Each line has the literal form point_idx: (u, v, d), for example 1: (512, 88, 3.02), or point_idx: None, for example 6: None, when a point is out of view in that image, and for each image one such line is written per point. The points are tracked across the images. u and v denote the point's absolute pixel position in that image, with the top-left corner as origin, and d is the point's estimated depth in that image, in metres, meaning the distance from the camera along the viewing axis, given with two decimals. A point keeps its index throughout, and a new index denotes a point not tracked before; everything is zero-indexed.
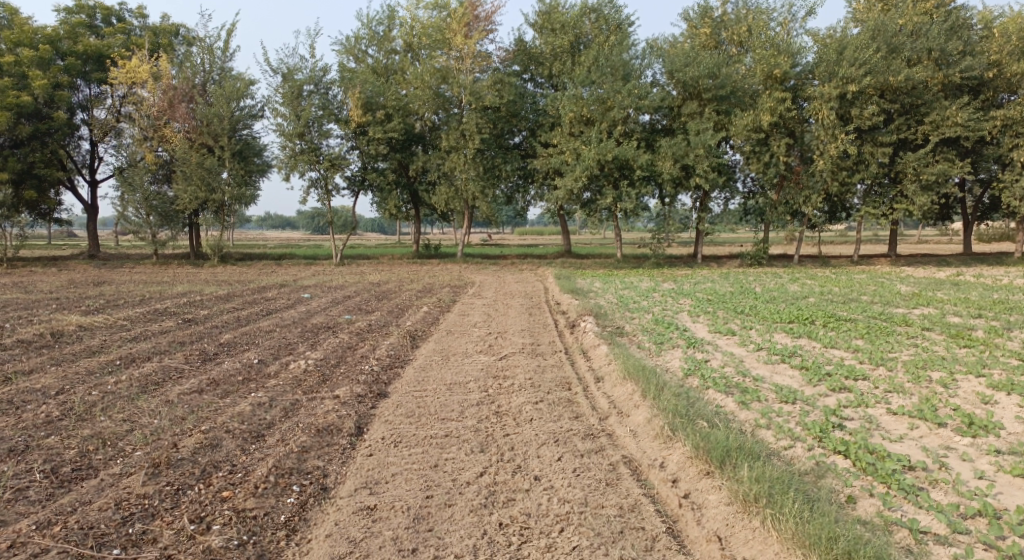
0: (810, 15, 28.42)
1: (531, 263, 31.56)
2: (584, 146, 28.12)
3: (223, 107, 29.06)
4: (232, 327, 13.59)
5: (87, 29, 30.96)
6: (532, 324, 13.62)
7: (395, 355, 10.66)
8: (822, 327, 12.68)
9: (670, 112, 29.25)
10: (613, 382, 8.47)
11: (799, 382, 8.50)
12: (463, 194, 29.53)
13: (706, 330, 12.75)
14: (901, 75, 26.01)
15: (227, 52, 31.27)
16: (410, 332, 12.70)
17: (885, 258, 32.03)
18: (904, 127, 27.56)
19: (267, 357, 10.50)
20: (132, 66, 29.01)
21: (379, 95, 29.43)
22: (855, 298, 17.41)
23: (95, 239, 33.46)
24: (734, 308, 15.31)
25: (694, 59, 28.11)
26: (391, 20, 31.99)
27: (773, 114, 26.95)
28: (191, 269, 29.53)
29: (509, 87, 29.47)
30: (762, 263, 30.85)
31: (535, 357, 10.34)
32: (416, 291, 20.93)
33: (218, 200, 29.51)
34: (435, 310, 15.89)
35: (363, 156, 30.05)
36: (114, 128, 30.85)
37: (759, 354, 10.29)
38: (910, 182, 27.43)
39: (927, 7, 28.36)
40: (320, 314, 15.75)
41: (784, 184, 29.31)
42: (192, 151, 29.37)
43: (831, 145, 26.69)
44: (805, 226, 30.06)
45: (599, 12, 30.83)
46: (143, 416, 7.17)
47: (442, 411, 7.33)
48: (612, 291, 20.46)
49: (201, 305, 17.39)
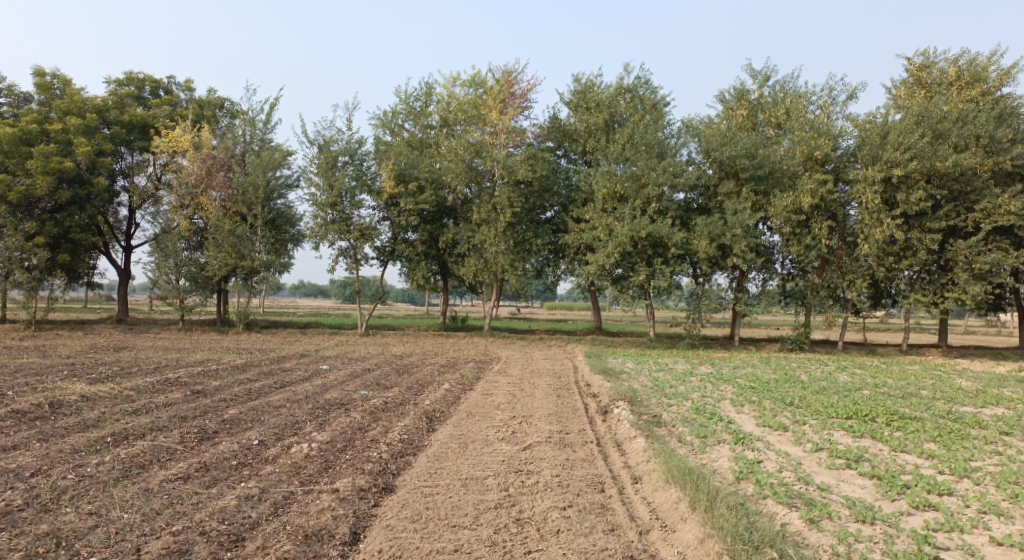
0: (851, 99, 28.06)
1: (560, 340, 30.57)
2: (617, 223, 27.56)
3: (260, 176, 29.54)
4: (240, 401, 12.82)
5: (135, 100, 32.13)
6: (560, 409, 12.55)
7: (408, 439, 9.67)
8: (885, 426, 11.37)
9: (706, 190, 28.71)
10: (653, 485, 7.34)
11: (873, 495, 7.32)
12: (492, 267, 29.01)
13: (753, 424, 11.53)
14: (949, 161, 25.01)
15: (267, 124, 32.01)
16: (427, 412, 11.73)
17: (936, 348, 30.26)
18: (953, 214, 26.32)
19: (270, 437, 9.64)
20: (175, 135, 29.60)
21: (413, 167, 29.57)
22: (914, 392, 15.93)
23: (125, 303, 33.63)
24: (781, 398, 14.07)
25: (731, 138, 27.67)
26: (429, 96, 32.62)
27: (814, 196, 26.19)
28: (215, 335, 29.23)
29: (543, 162, 29.37)
30: (803, 348, 29.37)
31: (563, 448, 9.26)
32: (439, 366, 20.00)
33: (248, 268, 29.46)
34: (457, 388, 14.92)
35: (394, 228, 29.94)
36: (152, 195, 31.43)
37: (820, 457, 9.09)
38: (961, 270, 26.02)
39: (971, 94, 27.77)
40: (335, 388, 14.92)
41: (825, 267, 28.21)
42: (226, 219, 29.64)
43: (875, 229, 25.71)
44: (848, 310, 28.71)
45: (633, 92, 30.95)
46: (113, 508, 6.34)
47: (453, 515, 6.29)
48: (646, 373, 19.26)
49: (214, 375, 16.73)
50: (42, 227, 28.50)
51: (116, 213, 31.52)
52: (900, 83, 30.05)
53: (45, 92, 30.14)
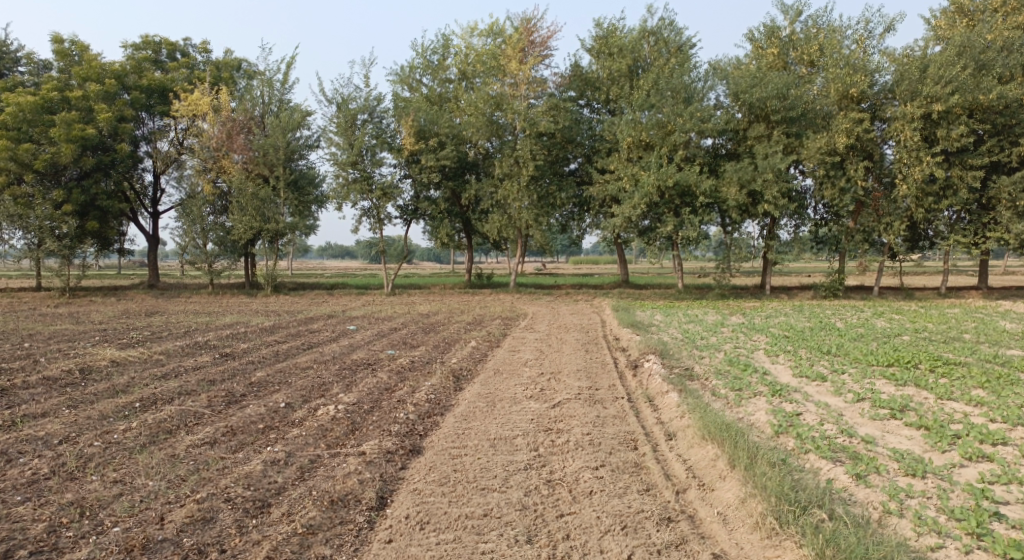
0: (889, 31, 26.54)
1: (587, 294, 30.22)
2: (643, 172, 26.81)
3: (279, 137, 29.27)
4: (268, 364, 12.81)
5: (152, 64, 31.84)
6: (589, 364, 12.28)
7: (436, 399, 9.50)
8: (929, 373, 10.88)
9: (735, 135, 27.70)
10: (688, 442, 7.06)
11: (921, 446, 6.95)
12: (516, 222, 28.55)
13: (790, 374, 11.15)
14: (993, 93, 23.63)
15: (285, 84, 31.57)
16: (454, 371, 11.57)
17: (976, 290, 29.28)
18: (996, 149, 25.01)
19: (296, 400, 9.56)
20: (194, 98, 29.34)
21: (433, 123, 28.98)
22: (956, 336, 15.32)
23: (155, 269, 34.04)
24: (817, 347, 13.63)
25: (761, 79, 26.50)
26: (446, 48, 31.73)
27: (849, 136, 25.08)
28: (244, 299, 29.48)
29: (565, 112, 28.53)
30: (838, 296, 28.62)
31: (593, 405, 9.01)
32: (465, 323, 19.84)
33: (272, 231, 29.48)
34: (483, 346, 14.74)
35: (416, 185, 29.59)
36: (175, 160, 31.40)
37: (862, 408, 8.69)
38: (1005, 209, 24.86)
39: (1019, 21, 26.07)
40: (362, 349, 14.85)
41: (861, 211, 27.21)
42: (249, 181, 29.53)
43: (915, 169, 24.62)
44: (885, 255, 27.78)
45: (658, 35, 29.74)
46: (138, 476, 6.30)
47: (482, 477, 6.10)
48: (676, 325, 18.87)
49: (243, 337, 16.80)
50: (69, 195, 28.72)
51: (140, 179, 31.62)
52: (941, 13, 28.30)
53: (64, 59, 29.96)
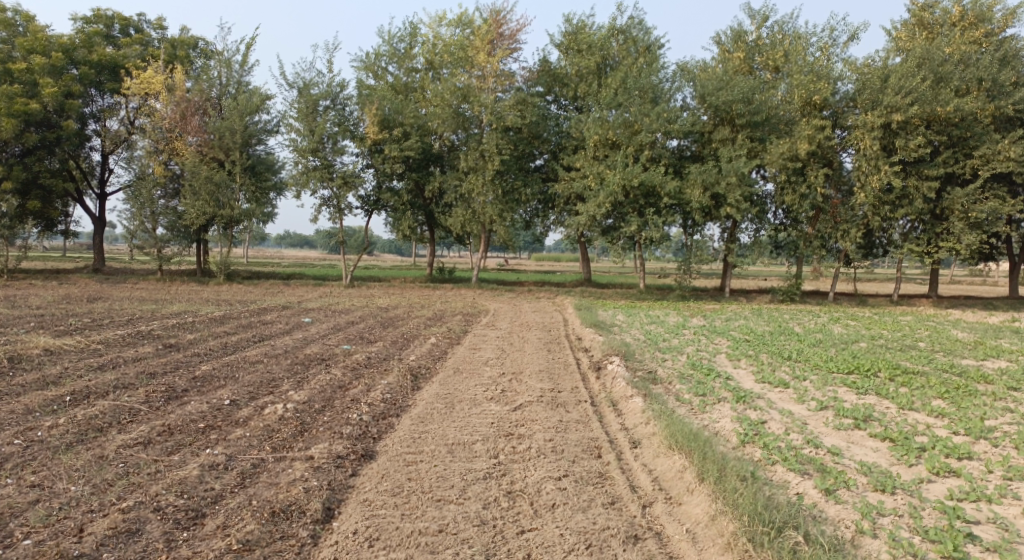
0: (852, 41, 26.98)
1: (549, 291, 29.99)
2: (608, 171, 26.69)
3: (237, 121, 28.22)
4: (214, 356, 12.15)
5: (103, 38, 30.33)
6: (551, 365, 11.98)
7: (391, 399, 9.07)
8: (888, 382, 10.91)
9: (700, 137, 27.82)
10: (654, 450, 6.81)
11: (887, 459, 6.86)
12: (480, 217, 28.12)
13: (752, 380, 11.06)
14: (950, 106, 24.19)
15: (244, 66, 30.46)
16: (411, 369, 11.13)
17: (926, 299, 30.05)
18: (951, 161, 25.65)
19: (243, 397, 9.00)
20: (146, 77, 28.14)
21: (397, 113, 28.33)
22: (912, 344, 15.51)
23: (101, 253, 32.50)
24: (778, 352, 13.62)
25: (727, 83, 26.64)
26: (413, 37, 31.07)
27: (811, 143, 25.40)
28: (195, 286, 28.36)
29: (532, 107, 28.23)
30: (795, 300, 29.03)
31: (555, 409, 8.71)
32: (425, 319, 19.36)
33: (226, 217, 28.44)
34: (443, 343, 14.34)
35: (378, 175, 28.89)
36: (125, 140, 30.00)
37: (826, 416, 8.61)
38: (957, 220, 25.54)
39: (975, 37, 26.77)
40: (316, 343, 14.26)
41: (819, 217, 27.65)
42: (203, 164, 28.40)
43: (873, 177, 25.09)
44: (841, 261, 28.25)
45: (627, 34, 29.68)
46: (59, 480, 5.72)
47: (438, 487, 5.72)
48: (638, 325, 18.76)
49: (190, 328, 16.00)
50: (8, 172, 27.14)
51: (87, 158, 30.11)
52: (902, 25, 28.91)
53: (6, 29, 28.26)
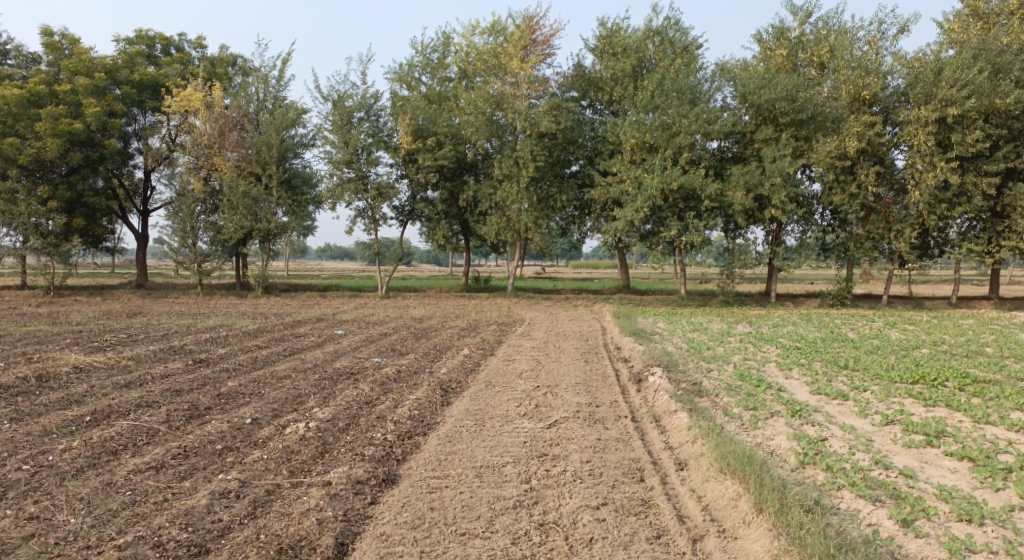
0: (902, 33, 25.74)
1: (586, 299, 29.28)
2: (646, 174, 25.95)
3: (273, 135, 28.35)
4: (243, 372, 11.88)
5: (146, 59, 30.94)
6: (589, 377, 11.35)
7: (419, 416, 8.60)
8: (958, 392, 9.97)
9: (741, 137, 26.85)
10: (703, 473, 6.17)
11: (969, 482, 6.08)
12: (515, 224, 27.63)
13: (807, 392, 10.24)
14: (1011, 97, 22.77)
15: (280, 81, 30.69)
16: (442, 383, 10.64)
17: (987, 301, 28.34)
18: (1013, 155, 24.17)
19: (265, 415, 8.64)
20: (186, 94, 28.36)
21: (431, 122, 28.14)
22: (979, 351, 14.37)
23: (144, 268, 33.12)
24: (833, 360, 12.73)
25: (769, 81, 25.67)
26: (446, 46, 30.92)
27: (861, 140, 24.20)
28: (233, 300, 28.57)
29: (567, 112, 27.68)
30: (846, 304, 27.70)
31: (593, 426, 8.10)
32: (460, 329, 18.91)
33: (263, 230, 28.63)
34: (476, 354, 13.83)
35: (412, 185, 28.67)
36: (166, 157, 30.51)
37: (892, 432, 7.80)
38: (1021, 216, 23.98)
39: None
40: (347, 356, 13.92)
41: (870, 217, 26.37)
42: (240, 179, 28.67)
43: (927, 174, 23.80)
44: (894, 263, 26.86)
45: (663, 35, 28.92)
46: (60, 511, 5.42)
47: (462, 519, 5.27)
48: (680, 334, 17.95)
49: (223, 342, 15.85)
50: (54, 191, 27.80)
51: (130, 176, 30.68)
52: (955, 15, 27.47)
53: (53, 52, 29.11)
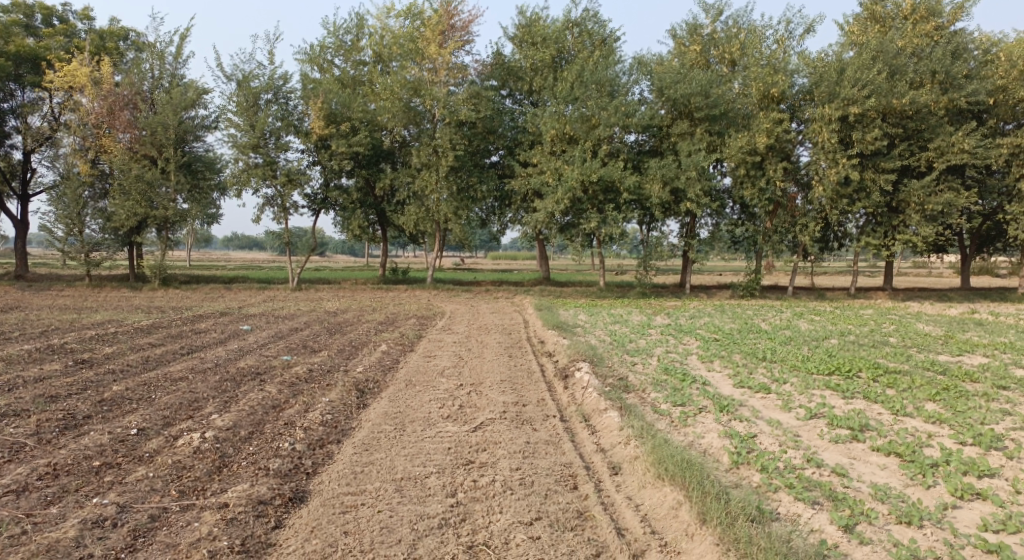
0: (808, 34, 26.78)
1: (507, 291, 28.93)
2: (566, 166, 25.83)
3: (170, 115, 26.12)
4: (132, 374, 10.66)
5: (23, 29, 27.83)
6: (514, 374, 10.93)
7: (332, 421, 7.87)
8: (872, 383, 10.22)
9: (658, 131, 27.18)
10: (639, 478, 5.93)
11: (899, 479, 6.10)
12: (434, 214, 26.88)
13: (730, 385, 10.22)
14: (906, 98, 24.15)
15: (179, 58, 28.41)
16: (358, 383, 9.89)
17: (882, 291, 30.11)
18: (907, 153, 25.75)
19: (155, 425, 7.65)
20: (70, 69, 25.85)
21: (345, 107, 26.92)
22: (883, 340, 15.00)
23: (23, 258, 30.04)
24: (752, 352, 12.88)
25: (684, 76, 26.08)
26: (360, 28, 29.61)
27: (770, 136, 25.02)
28: (127, 293, 26.33)
29: (487, 101, 27.14)
30: (755, 296, 28.70)
31: (520, 428, 7.67)
32: (376, 323, 18.07)
33: (160, 218, 26.50)
34: (395, 350, 13.12)
35: (326, 172, 27.31)
36: (49, 137, 27.68)
37: (818, 427, 7.81)
38: (913, 212, 25.52)
39: (927, 30, 26.80)
40: (252, 354, 12.85)
41: (778, 211, 27.38)
42: (133, 162, 26.37)
43: (830, 171, 24.89)
44: (800, 256, 28.05)
45: (582, 26, 28.84)
46: None
47: (380, 545, 4.71)
48: (602, 326, 17.85)
49: (110, 340, 14.34)
50: None
51: (6, 157, 27.66)
52: (854, 19, 28.84)
53: None
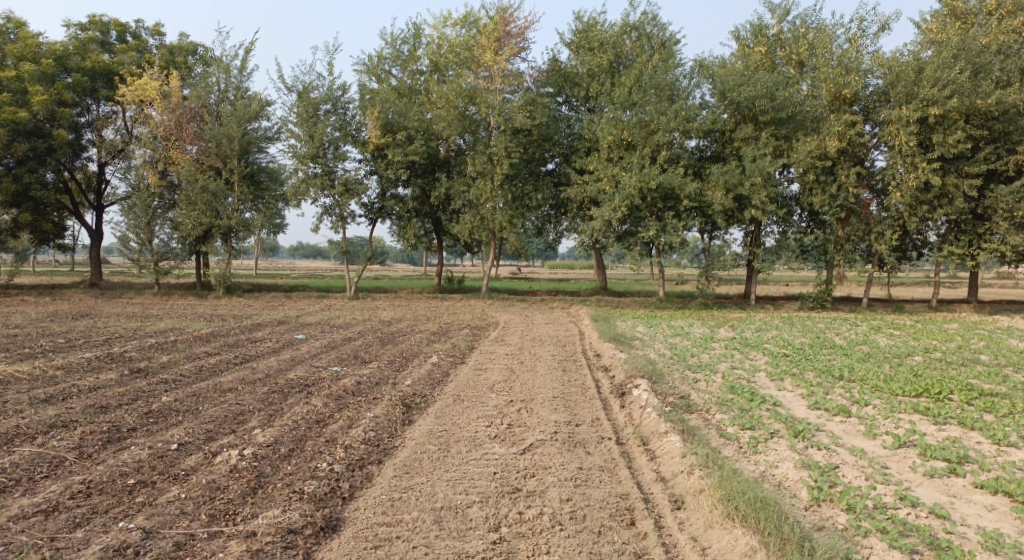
0: (883, 31, 25.28)
1: (563, 301, 28.36)
2: (624, 173, 25.12)
3: (234, 127, 26.73)
4: (183, 384, 10.62)
5: (99, 46, 29.11)
6: (568, 390, 10.36)
7: (374, 439, 7.52)
8: (966, 407, 9.15)
9: (721, 136, 26.15)
10: (706, 516, 5.31)
11: (1013, 525, 5.25)
12: (489, 223, 26.59)
13: (803, 406, 9.34)
14: (993, 97, 22.40)
15: (244, 72, 29.16)
16: (404, 397, 9.52)
17: (965, 304, 28.03)
18: (994, 156, 23.80)
19: (196, 439, 7.45)
20: (142, 83, 26.81)
21: (402, 117, 26.98)
22: (973, 358, 13.69)
23: (98, 267, 31.30)
24: (826, 370, 11.91)
25: (748, 78, 24.98)
26: (417, 38, 29.73)
27: (842, 139, 23.63)
28: (192, 301, 27.05)
29: (542, 108, 26.72)
30: (825, 307, 27.17)
31: (573, 451, 7.11)
32: (429, 333, 17.79)
33: (223, 227, 27.15)
34: (445, 363, 12.73)
35: (383, 182, 27.46)
36: (122, 150, 28.78)
37: (908, 457, 6.94)
38: (1002, 219, 23.60)
39: (1015, 24, 24.86)
40: (303, 364, 12.72)
41: (850, 218, 25.86)
42: (200, 173, 27.10)
43: (909, 175, 23.27)
44: (874, 265, 26.39)
45: (640, 30, 28.09)
46: None
47: None
48: (661, 338, 17.09)
49: (169, 348, 14.49)
50: None
51: (83, 170, 28.92)
52: (933, 16, 27.06)
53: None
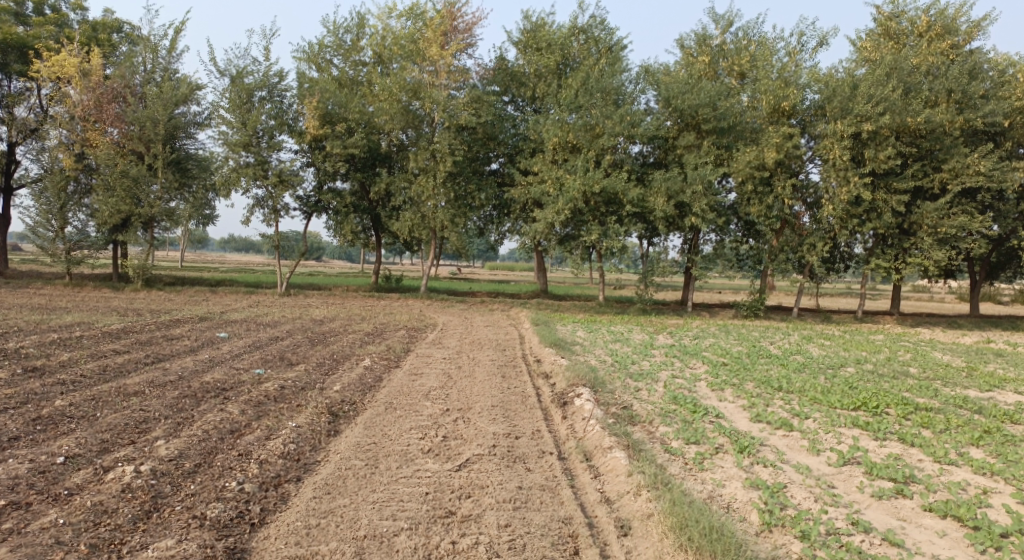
0: (821, 47, 25.95)
1: (502, 303, 27.92)
2: (568, 175, 24.89)
3: (160, 110, 25.05)
4: (82, 386, 9.55)
5: (12, 17, 26.83)
6: (507, 398, 9.87)
7: (295, 453, 6.82)
8: (903, 422, 9.14)
9: (664, 143, 26.31)
10: (655, 547, 4.99)
11: (965, 553, 5.10)
12: (430, 221, 25.90)
13: (746, 419, 9.14)
14: (921, 117, 23.30)
15: (173, 53, 27.47)
16: (331, 405, 8.81)
17: (888, 316, 29.14)
18: (919, 174, 24.78)
19: (87, 451, 6.56)
20: (58, 59, 24.79)
21: (342, 108, 25.94)
22: (903, 370, 13.93)
23: (3, 254, 28.82)
24: (765, 380, 11.86)
25: (692, 87, 25.18)
26: (361, 28, 28.73)
27: (779, 151, 24.09)
28: (107, 293, 25.20)
29: (488, 107, 26.19)
30: (759, 316, 27.69)
31: (512, 468, 6.62)
32: (363, 334, 16.99)
33: (144, 216, 25.42)
34: (378, 366, 12.04)
35: (320, 174, 26.35)
36: (35, 130, 26.58)
37: (853, 475, 6.77)
38: (926, 235, 24.54)
39: (942, 48, 25.92)
40: (222, 365, 11.77)
41: (784, 229, 26.44)
42: (120, 157, 25.28)
43: (841, 189, 23.87)
44: (806, 276, 27.05)
45: (588, 34, 27.96)
46: None
47: None
48: (601, 344, 16.88)
49: (73, 345, 13.20)
50: None
51: None
52: (867, 35, 27.98)
53: None
